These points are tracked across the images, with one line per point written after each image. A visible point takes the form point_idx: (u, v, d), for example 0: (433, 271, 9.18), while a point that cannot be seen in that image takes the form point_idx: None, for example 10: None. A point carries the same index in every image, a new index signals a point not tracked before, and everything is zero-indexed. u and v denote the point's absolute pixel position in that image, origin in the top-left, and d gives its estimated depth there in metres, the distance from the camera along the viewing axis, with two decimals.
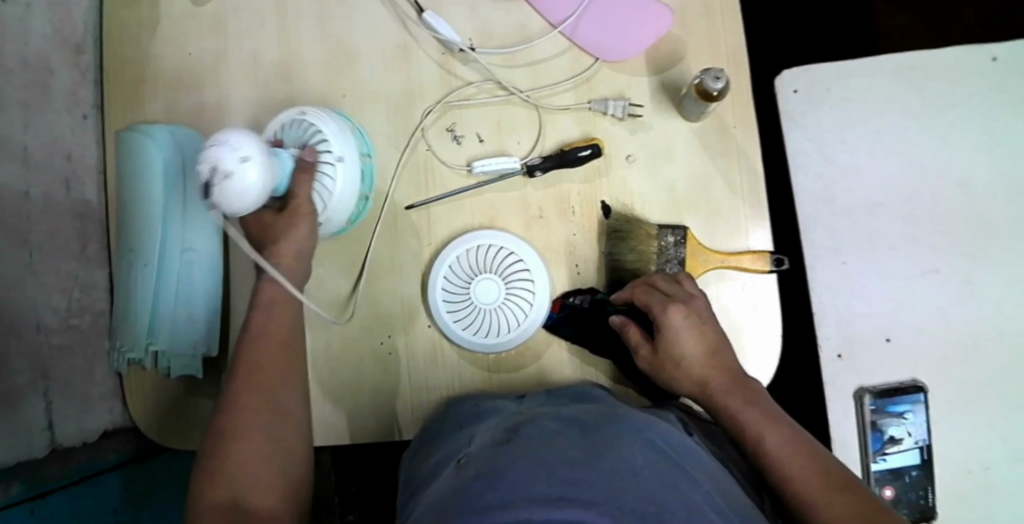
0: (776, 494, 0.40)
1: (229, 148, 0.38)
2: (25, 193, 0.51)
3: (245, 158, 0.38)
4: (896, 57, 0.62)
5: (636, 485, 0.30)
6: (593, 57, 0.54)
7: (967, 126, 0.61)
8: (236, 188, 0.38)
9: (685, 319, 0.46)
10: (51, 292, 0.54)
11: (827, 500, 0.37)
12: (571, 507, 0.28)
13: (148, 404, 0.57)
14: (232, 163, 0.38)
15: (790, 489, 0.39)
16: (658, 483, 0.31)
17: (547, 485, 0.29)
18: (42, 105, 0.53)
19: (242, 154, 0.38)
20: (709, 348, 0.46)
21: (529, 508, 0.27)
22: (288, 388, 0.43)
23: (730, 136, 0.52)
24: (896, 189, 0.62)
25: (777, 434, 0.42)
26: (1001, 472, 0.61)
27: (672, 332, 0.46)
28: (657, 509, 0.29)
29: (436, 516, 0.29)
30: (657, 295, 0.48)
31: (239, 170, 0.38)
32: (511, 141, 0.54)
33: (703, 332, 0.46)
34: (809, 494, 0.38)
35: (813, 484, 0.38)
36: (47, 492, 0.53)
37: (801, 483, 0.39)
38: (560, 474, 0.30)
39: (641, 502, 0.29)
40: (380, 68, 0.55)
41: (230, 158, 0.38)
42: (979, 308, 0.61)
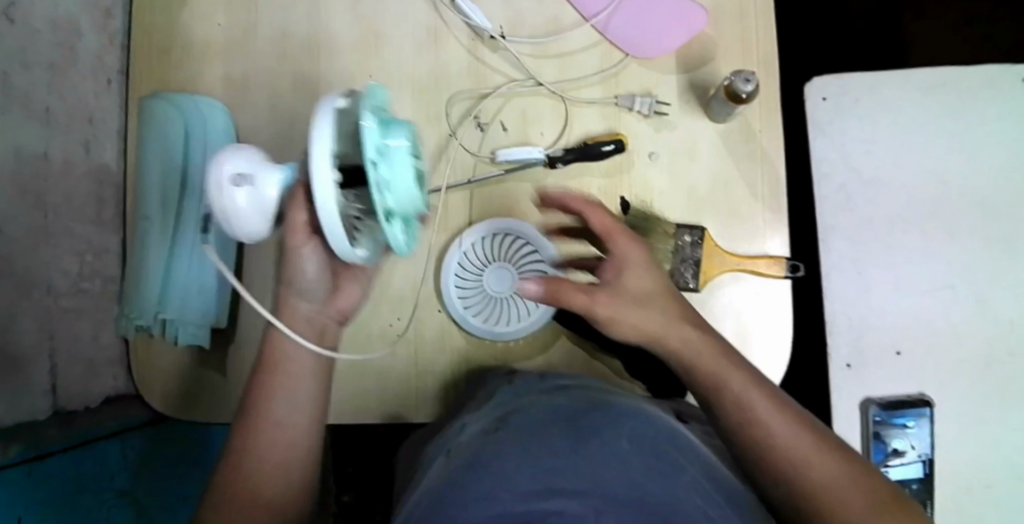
0: (761, 472, 0.35)
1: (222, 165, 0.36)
2: (43, 154, 0.50)
3: (237, 176, 0.36)
4: (922, 73, 0.62)
5: (619, 470, 0.32)
6: (623, 53, 0.54)
7: (990, 146, 0.61)
8: (234, 209, 0.37)
9: (642, 252, 0.41)
10: (63, 255, 0.53)
11: (815, 463, 0.34)
12: (557, 496, 0.29)
13: (154, 372, 0.56)
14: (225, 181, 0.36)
15: (774, 462, 0.34)
16: (642, 468, 0.33)
17: (534, 477, 0.31)
18: (67, 67, 0.53)
19: (236, 170, 0.36)
20: (664, 287, 0.41)
21: (515, 498, 0.29)
22: (305, 385, 0.43)
23: (754, 139, 0.52)
24: (914, 205, 0.62)
25: (758, 397, 0.36)
26: (1002, 491, 0.62)
27: (632, 265, 0.41)
28: (641, 495, 0.30)
29: (429, 507, 0.31)
30: (608, 223, 0.41)
31: (232, 189, 0.36)
32: (534, 132, 0.54)
33: (652, 271, 0.41)
34: (802, 464, 0.34)
35: (804, 449, 0.34)
36: (46, 454, 0.51)
37: (791, 452, 0.34)
38: (545, 466, 0.32)
39: (623, 490, 0.30)
40: (409, 51, 0.55)
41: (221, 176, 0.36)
42: (990, 328, 0.62)
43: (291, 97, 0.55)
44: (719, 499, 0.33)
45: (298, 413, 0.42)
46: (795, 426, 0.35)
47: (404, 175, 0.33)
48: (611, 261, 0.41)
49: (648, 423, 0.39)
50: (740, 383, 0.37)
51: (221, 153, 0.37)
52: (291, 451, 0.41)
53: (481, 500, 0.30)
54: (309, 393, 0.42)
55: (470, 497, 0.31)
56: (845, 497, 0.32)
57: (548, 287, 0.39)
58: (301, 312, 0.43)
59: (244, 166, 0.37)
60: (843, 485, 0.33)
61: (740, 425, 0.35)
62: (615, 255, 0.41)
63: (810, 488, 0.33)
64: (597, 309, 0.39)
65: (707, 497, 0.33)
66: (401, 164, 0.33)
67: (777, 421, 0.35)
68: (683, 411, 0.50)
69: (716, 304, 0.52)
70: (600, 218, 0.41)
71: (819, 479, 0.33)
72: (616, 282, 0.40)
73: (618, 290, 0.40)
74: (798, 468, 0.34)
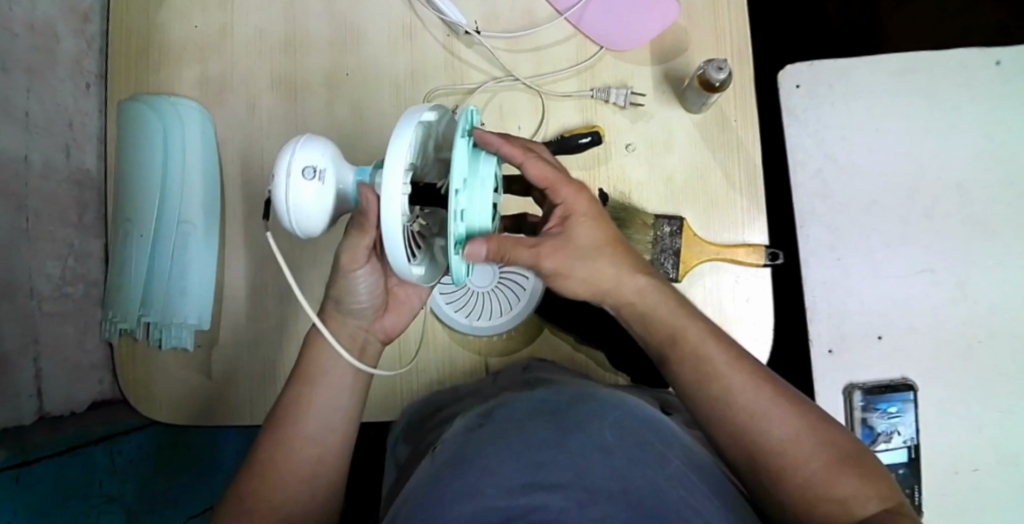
0: (750, 448, 0.36)
1: (292, 157, 0.37)
2: (24, 157, 0.51)
3: (311, 169, 0.37)
4: (898, 60, 0.62)
5: (603, 465, 0.31)
6: (598, 45, 0.54)
7: (967, 130, 0.62)
8: (301, 201, 0.37)
9: (586, 200, 0.40)
10: (46, 259, 0.53)
11: (798, 439, 0.36)
12: (540, 490, 0.29)
13: (137, 377, 0.54)
14: (294, 174, 0.36)
15: (764, 439, 0.36)
16: (626, 461, 0.32)
17: (517, 472, 0.31)
18: (46, 71, 0.53)
19: (311, 164, 0.37)
20: (611, 238, 0.41)
21: (496, 498, 0.29)
22: (331, 389, 0.42)
23: (731, 128, 0.53)
24: (892, 191, 0.62)
25: (720, 355, 0.38)
26: (988, 473, 0.62)
27: (579, 214, 0.40)
28: (623, 487, 0.30)
29: (412, 504, 0.31)
30: (552, 173, 0.39)
31: (302, 180, 0.36)
32: (511, 126, 0.54)
33: (598, 221, 0.40)
34: (761, 415, 0.36)
35: (761, 400, 0.37)
36: (32, 460, 0.51)
37: (751, 405, 0.37)
38: (528, 457, 0.31)
39: (606, 482, 0.30)
40: (386, 48, 0.55)
41: (291, 169, 0.36)
42: (972, 312, 0.62)
43: (269, 96, 0.55)
44: (703, 495, 0.32)
45: (335, 429, 0.41)
46: (755, 382, 0.37)
47: (480, 206, 0.33)
48: (557, 213, 0.40)
49: (631, 410, 0.38)
50: (703, 343, 0.39)
51: (298, 142, 0.37)
52: (320, 468, 0.41)
53: (460, 499, 0.30)
54: (346, 411, 0.42)
55: (448, 493, 0.30)
56: (797, 445, 0.35)
57: (492, 246, 0.34)
58: (346, 325, 0.43)
59: (318, 162, 0.37)
60: (798, 433, 0.36)
61: (701, 381, 0.38)
62: (561, 204, 0.40)
63: (767, 437, 0.36)
64: (544, 263, 0.38)
65: (687, 488, 0.32)
66: (478, 194, 0.33)
67: (737, 377, 0.37)
68: (668, 402, 0.49)
69: (697, 293, 0.52)
70: (540, 169, 0.39)
71: (797, 453, 0.35)
72: (566, 233, 0.39)
73: (568, 241, 0.39)
74: (757, 419, 0.36)
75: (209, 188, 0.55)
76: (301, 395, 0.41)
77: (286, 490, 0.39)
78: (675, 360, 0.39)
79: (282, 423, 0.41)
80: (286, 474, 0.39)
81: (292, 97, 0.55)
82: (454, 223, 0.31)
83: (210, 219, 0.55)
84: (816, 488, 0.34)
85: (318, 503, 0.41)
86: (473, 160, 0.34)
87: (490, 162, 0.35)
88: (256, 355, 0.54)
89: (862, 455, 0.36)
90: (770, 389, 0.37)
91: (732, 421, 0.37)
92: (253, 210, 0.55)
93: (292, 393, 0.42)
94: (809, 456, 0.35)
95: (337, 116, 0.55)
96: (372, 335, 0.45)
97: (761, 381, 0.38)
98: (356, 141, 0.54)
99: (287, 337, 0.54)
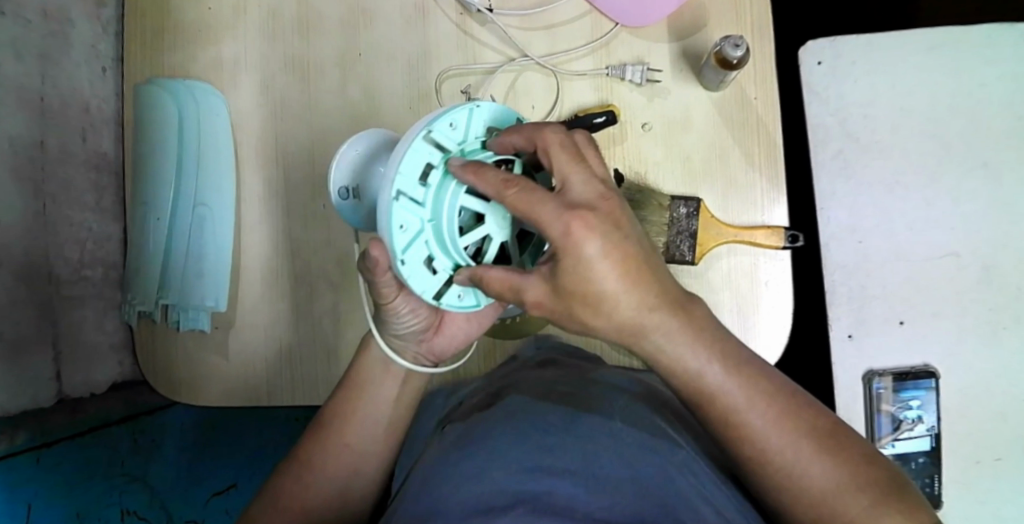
0: (785, 503, 0.33)
1: (337, 178, 0.49)
2: (40, 143, 0.51)
3: (346, 191, 0.49)
4: (926, 34, 0.60)
5: (614, 452, 0.31)
6: (613, 22, 0.53)
7: (996, 107, 0.60)
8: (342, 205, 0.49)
9: (585, 251, 0.29)
10: (64, 243, 0.54)
11: (838, 489, 0.32)
12: (549, 475, 0.29)
13: (153, 355, 0.55)
14: (342, 191, 0.49)
15: (803, 495, 0.32)
16: (636, 447, 0.32)
17: (526, 453, 0.30)
18: (60, 57, 0.54)
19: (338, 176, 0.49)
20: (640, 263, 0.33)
21: (506, 473, 0.29)
22: (373, 405, 0.42)
23: (750, 106, 0.51)
24: (918, 171, 0.61)
25: (751, 399, 0.34)
26: (1011, 463, 0.61)
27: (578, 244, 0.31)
28: (634, 473, 0.30)
29: (419, 486, 0.31)
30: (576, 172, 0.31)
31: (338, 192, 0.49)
32: (525, 106, 0.53)
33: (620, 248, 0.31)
34: (795, 471, 0.33)
35: (799, 454, 0.33)
36: (53, 442, 0.53)
37: (787, 461, 0.33)
38: (537, 441, 0.31)
39: (616, 468, 0.30)
40: (399, 28, 0.54)
41: (339, 187, 0.49)
42: (999, 296, 0.60)
43: (282, 78, 0.55)
44: (712, 482, 0.32)
45: (374, 437, 0.42)
46: (799, 426, 0.34)
47: (445, 239, 0.33)
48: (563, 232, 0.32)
49: (643, 397, 0.38)
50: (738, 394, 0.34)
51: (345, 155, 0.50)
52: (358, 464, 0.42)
53: (471, 478, 0.29)
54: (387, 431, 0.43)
55: (462, 472, 0.30)
56: (840, 498, 0.32)
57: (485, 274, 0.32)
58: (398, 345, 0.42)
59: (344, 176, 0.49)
60: (839, 481, 0.32)
61: (732, 439, 0.34)
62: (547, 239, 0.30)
63: (804, 491, 0.32)
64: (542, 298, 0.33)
65: (698, 475, 0.32)
66: (440, 229, 0.32)
67: (773, 430, 0.33)
68: None
69: (714, 276, 0.51)
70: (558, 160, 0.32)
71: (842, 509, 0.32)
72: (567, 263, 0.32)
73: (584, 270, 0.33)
74: (794, 475, 0.33)
75: (222, 170, 0.55)
76: (345, 409, 0.42)
77: (326, 481, 0.40)
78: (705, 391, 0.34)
79: (326, 432, 0.42)
80: (324, 469, 0.40)
81: (305, 80, 0.55)
82: (424, 276, 0.34)
83: (223, 202, 0.55)
84: None
85: (354, 508, 0.41)
86: (438, 196, 0.32)
87: (451, 189, 0.32)
88: (271, 336, 0.54)
89: (907, 490, 0.32)
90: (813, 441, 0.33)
91: (764, 473, 0.33)
92: (268, 194, 0.55)
93: (340, 405, 0.42)
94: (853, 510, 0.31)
95: (350, 98, 0.54)
96: (423, 354, 0.43)
97: (802, 429, 0.34)
98: (370, 125, 0.54)
99: (302, 320, 0.54)
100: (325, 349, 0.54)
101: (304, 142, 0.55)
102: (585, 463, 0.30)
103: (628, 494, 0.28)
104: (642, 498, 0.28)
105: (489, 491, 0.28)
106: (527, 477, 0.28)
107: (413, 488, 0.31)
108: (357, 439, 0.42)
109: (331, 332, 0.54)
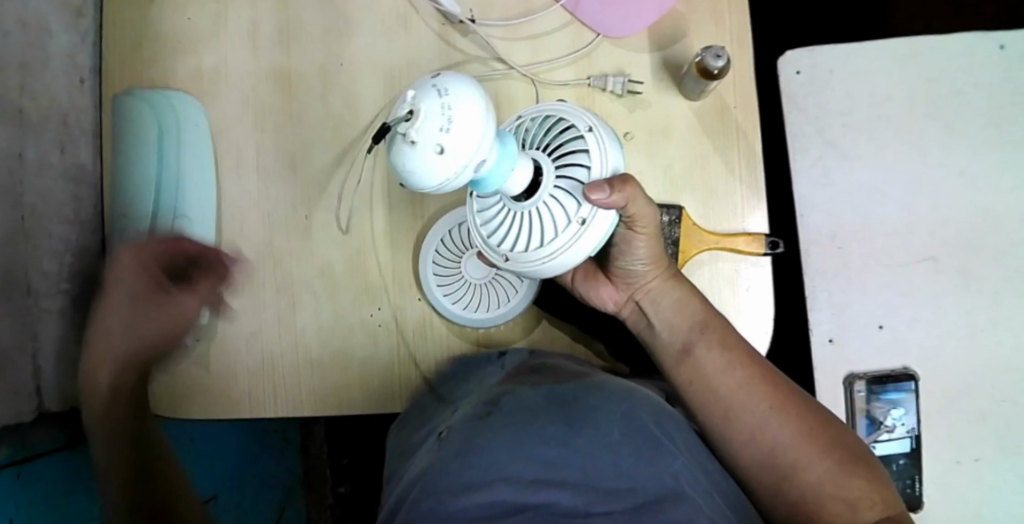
0: (764, 447, 0.41)
1: (471, 151, 0.28)
2: (19, 154, 0.50)
3: (475, 167, 0.29)
4: (902, 43, 0.61)
5: (610, 463, 0.32)
6: (595, 33, 0.53)
7: (971, 114, 0.61)
8: (432, 183, 0.29)
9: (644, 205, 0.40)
10: (43, 256, 0.53)
11: (805, 438, 0.40)
12: (548, 488, 0.30)
13: (135, 365, 0.56)
14: (470, 170, 0.29)
15: (778, 441, 0.40)
16: (631, 458, 0.32)
17: (526, 465, 0.31)
18: (39, 66, 0.53)
19: (444, 123, 0.27)
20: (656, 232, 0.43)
21: (507, 484, 0.29)
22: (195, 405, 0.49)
23: (730, 116, 0.52)
24: (896, 177, 0.62)
25: (726, 346, 0.44)
26: (991, 464, 0.62)
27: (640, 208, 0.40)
28: (631, 486, 0.31)
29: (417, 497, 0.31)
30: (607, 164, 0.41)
31: (434, 156, 0.27)
32: (508, 116, 0.53)
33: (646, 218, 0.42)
34: (770, 436, 0.41)
35: (770, 401, 0.42)
36: (35, 455, 0.52)
37: (763, 404, 0.42)
38: (538, 453, 0.31)
39: (615, 480, 0.31)
40: (381, 37, 0.54)
41: (470, 166, 0.28)
42: (977, 300, 0.61)
43: (264, 88, 0.55)
44: (704, 487, 0.33)
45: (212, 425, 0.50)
46: (774, 399, 0.42)
47: None
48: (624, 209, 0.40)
49: (639, 407, 0.37)
50: (717, 368, 0.44)
51: (409, 92, 0.28)
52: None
53: (470, 489, 0.29)
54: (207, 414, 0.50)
55: (463, 481, 0.30)
56: (810, 460, 0.40)
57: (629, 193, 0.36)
58: None
59: (464, 138, 0.27)
60: (808, 434, 0.40)
61: (722, 375, 0.44)
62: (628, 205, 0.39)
63: (780, 453, 0.40)
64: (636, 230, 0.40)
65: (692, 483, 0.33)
66: None
67: (751, 378, 0.43)
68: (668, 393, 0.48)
69: (697, 283, 0.52)
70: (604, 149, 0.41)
71: (809, 455, 0.40)
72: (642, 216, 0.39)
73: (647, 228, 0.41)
74: (770, 416, 0.41)
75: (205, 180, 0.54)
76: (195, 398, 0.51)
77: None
78: (694, 357, 0.45)
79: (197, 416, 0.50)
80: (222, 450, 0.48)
81: (288, 90, 0.55)
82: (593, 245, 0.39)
83: (204, 214, 0.54)
84: (824, 486, 0.39)
85: None
86: None
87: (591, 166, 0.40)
88: (255, 349, 0.54)
89: (869, 463, 0.40)
90: (786, 413, 0.41)
91: (744, 414, 0.42)
92: (251, 205, 0.55)
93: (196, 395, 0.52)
94: (821, 462, 0.39)
95: (333, 108, 0.54)
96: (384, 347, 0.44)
97: (777, 404, 0.42)
98: (352, 135, 0.54)
99: (285, 333, 0.54)
100: (308, 361, 0.53)
101: (288, 153, 0.55)
102: (584, 475, 0.31)
103: (625, 506, 0.29)
104: (639, 511, 0.29)
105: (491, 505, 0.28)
106: (526, 489, 0.29)
107: (412, 494, 0.31)
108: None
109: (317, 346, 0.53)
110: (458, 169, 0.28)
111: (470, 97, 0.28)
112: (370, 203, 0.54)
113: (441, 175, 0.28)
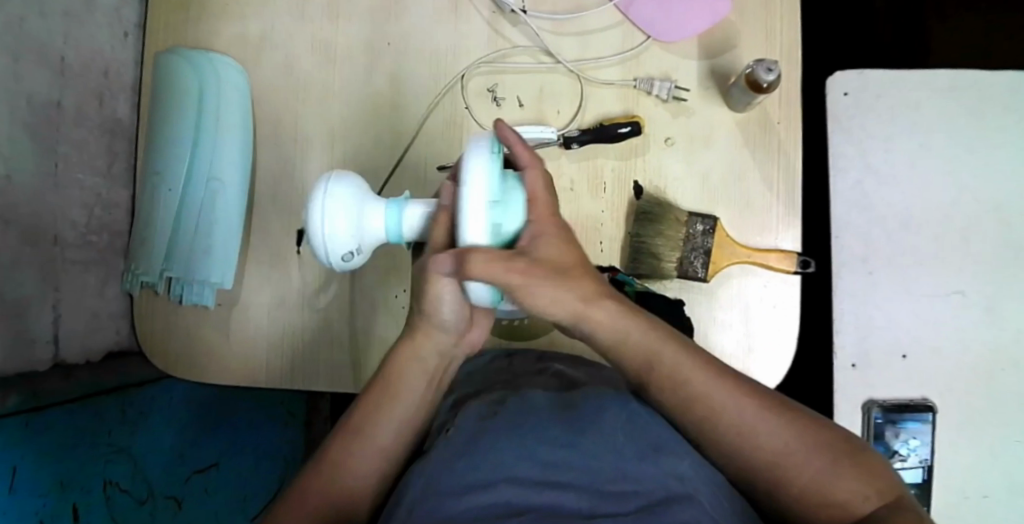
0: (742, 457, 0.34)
1: (331, 225, 0.43)
2: (57, 102, 0.50)
3: (352, 247, 0.45)
4: (945, 76, 0.61)
5: (614, 464, 0.31)
6: (645, 35, 0.53)
7: (1009, 153, 0.61)
8: (338, 251, 0.45)
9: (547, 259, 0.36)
10: (72, 206, 0.53)
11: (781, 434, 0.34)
12: (549, 489, 0.30)
13: (155, 326, 0.55)
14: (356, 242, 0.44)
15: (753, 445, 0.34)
16: (638, 460, 0.32)
17: (529, 465, 0.31)
18: (85, 16, 0.53)
19: (328, 210, 0.43)
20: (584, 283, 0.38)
21: (508, 487, 0.29)
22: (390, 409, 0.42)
23: (773, 130, 0.52)
24: (930, 208, 0.62)
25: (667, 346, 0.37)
26: (998, 502, 0.62)
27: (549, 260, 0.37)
28: (634, 487, 0.30)
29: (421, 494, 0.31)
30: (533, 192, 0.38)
31: (329, 236, 0.44)
32: (550, 111, 0.53)
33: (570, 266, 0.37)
34: (745, 440, 0.34)
35: (730, 401, 0.35)
36: (43, 407, 0.51)
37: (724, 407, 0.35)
38: (541, 455, 0.31)
39: (616, 482, 0.30)
40: (430, 20, 0.54)
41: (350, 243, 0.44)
42: (997, 338, 0.61)
43: (308, 59, 0.55)
44: (717, 487, 0.33)
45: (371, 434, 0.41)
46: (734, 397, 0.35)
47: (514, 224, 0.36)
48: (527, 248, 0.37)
49: (644, 409, 0.36)
50: (689, 369, 0.36)
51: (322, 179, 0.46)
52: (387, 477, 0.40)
53: (472, 489, 0.30)
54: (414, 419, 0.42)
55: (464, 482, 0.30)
56: (804, 454, 0.33)
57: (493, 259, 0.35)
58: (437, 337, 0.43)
59: (337, 219, 0.43)
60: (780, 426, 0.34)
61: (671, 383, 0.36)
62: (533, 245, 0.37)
63: (760, 455, 0.33)
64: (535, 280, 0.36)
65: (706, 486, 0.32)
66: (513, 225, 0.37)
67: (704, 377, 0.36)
68: None
69: (724, 295, 0.52)
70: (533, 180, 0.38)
71: (791, 452, 0.33)
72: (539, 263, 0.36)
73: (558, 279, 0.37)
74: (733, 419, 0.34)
75: (239, 145, 0.54)
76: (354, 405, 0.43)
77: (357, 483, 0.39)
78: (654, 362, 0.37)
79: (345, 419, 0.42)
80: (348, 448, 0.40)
81: (332, 63, 0.54)
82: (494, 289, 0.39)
83: (236, 179, 0.54)
84: (820, 486, 0.32)
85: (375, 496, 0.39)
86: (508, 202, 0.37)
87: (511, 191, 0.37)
88: (276, 319, 0.54)
89: (854, 444, 0.34)
90: (770, 407, 0.35)
91: (709, 426, 0.35)
92: (284, 176, 0.55)
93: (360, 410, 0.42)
94: (809, 457, 0.33)
95: (375, 85, 0.54)
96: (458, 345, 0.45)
97: (760, 399, 0.35)
98: (392, 114, 0.54)
99: (307, 306, 0.54)
100: (329, 337, 0.53)
101: (326, 127, 0.54)
102: (587, 476, 0.31)
103: (627, 507, 0.29)
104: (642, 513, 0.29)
105: (491, 506, 0.29)
106: (529, 491, 0.29)
107: (416, 489, 0.32)
108: (395, 433, 0.41)
109: (339, 322, 0.53)
110: (341, 250, 0.44)
111: (327, 182, 0.44)
112: (404, 184, 0.54)
113: (334, 253, 0.44)
